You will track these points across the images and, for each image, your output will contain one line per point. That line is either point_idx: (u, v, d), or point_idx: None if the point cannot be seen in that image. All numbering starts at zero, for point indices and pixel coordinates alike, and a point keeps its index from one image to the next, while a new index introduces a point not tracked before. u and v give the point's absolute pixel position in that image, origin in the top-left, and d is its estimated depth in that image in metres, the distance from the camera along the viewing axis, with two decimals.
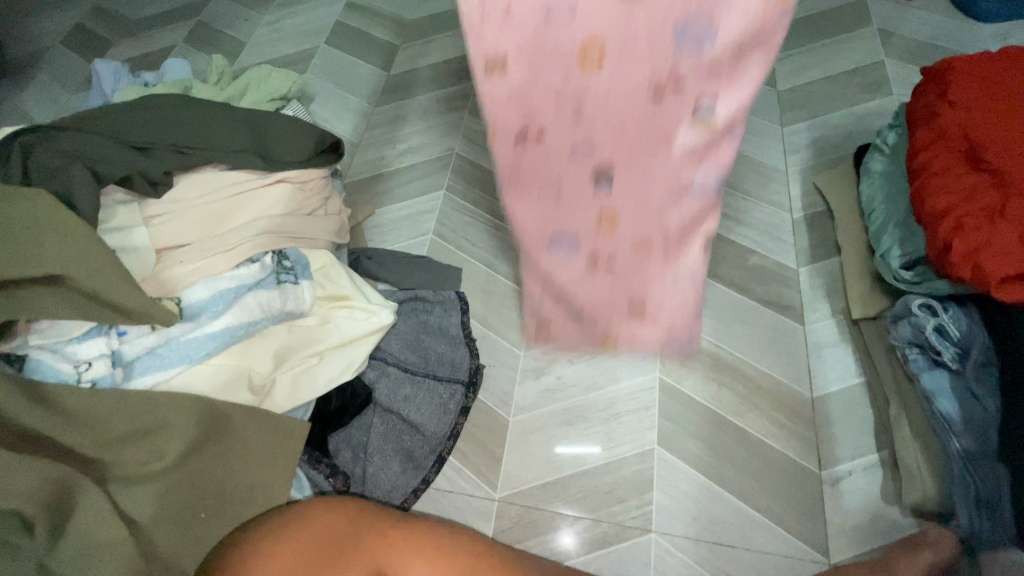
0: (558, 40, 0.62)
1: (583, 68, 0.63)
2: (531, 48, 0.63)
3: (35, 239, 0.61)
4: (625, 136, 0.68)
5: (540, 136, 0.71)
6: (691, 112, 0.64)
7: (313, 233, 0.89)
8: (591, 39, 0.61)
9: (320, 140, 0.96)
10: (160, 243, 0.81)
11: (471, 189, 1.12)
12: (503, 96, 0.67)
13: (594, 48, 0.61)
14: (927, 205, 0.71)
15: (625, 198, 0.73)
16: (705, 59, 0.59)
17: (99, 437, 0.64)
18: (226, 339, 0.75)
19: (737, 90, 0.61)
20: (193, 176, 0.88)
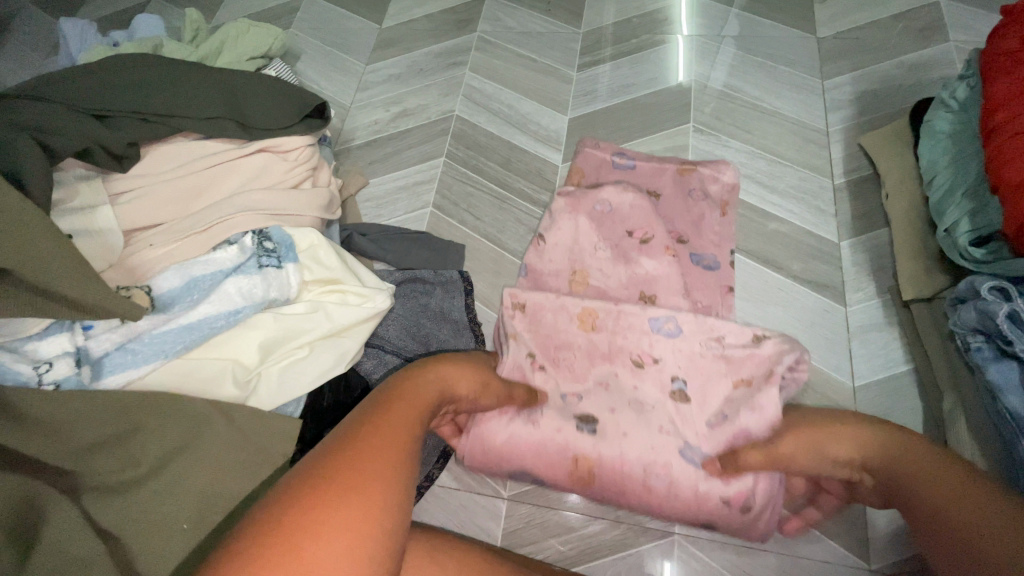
0: (540, 370, 0.78)
1: (609, 362, 0.78)
2: (540, 376, 0.78)
3: None
4: (625, 423, 0.73)
5: (563, 436, 0.73)
6: (653, 386, 0.75)
7: (299, 209, 0.80)
8: (586, 459, 0.72)
9: (303, 103, 0.86)
10: (127, 224, 0.73)
11: (474, 156, 1.02)
12: (528, 374, 0.78)
13: (565, 391, 0.77)
14: (1005, 171, 0.61)
15: (659, 473, 0.71)
16: (606, 408, 0.75)
17: (67, 446, 0.57)
18: (205, 332, 0.68)
19: (752, 417, 0.70)
20: (163, 148, 0.80)
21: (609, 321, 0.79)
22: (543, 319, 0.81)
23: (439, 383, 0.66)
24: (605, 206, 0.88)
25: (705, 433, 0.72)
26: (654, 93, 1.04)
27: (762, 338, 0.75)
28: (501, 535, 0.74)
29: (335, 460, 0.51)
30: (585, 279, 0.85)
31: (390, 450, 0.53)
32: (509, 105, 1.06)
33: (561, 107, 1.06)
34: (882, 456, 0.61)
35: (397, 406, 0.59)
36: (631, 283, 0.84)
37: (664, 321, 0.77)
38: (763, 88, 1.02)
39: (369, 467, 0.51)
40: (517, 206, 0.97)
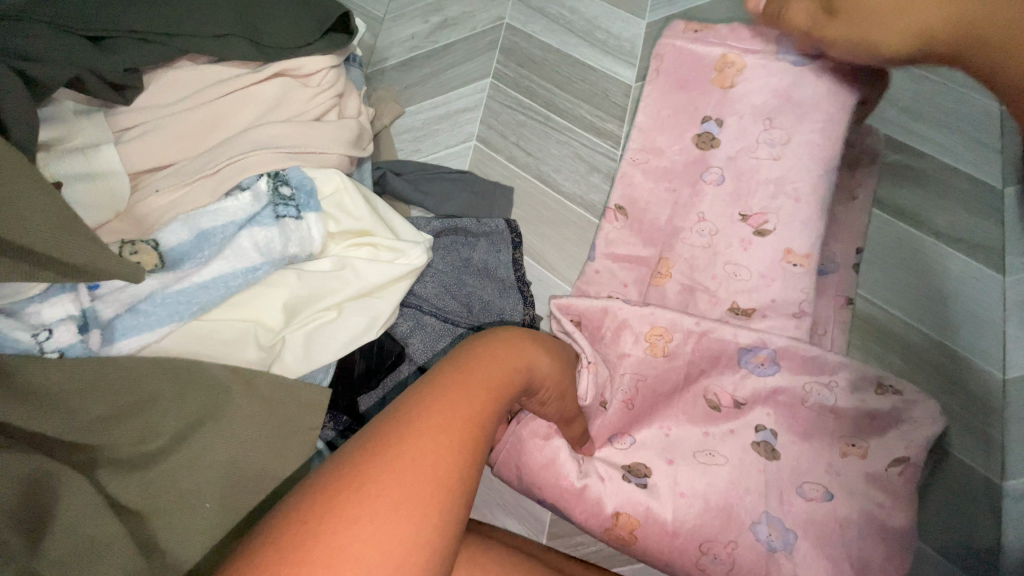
0: (604, 398, 0.67)
1: (682, 402, 0.67)
2: (602, 409, 0.67)
3: None
4: (687, 479, 0.62)
5: (606, 489, 0.63)
6: (728, 438, 0.64)
7: (321, 145, 0.69)
8: (636, 517, 0.61)
9: (323, 14, 0.72)
10: (132, 166, 0.64)
11: (528, 76, 0.85)
12: (592, 406, 0.65)
13: (619, 429, 0.67)
14: None
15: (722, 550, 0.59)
16: (666, 454, 0.64)
17: (77, 420, 0.52)
18: (222, 291, 0.61)
19: (846, 490, 0.59)
20: (168, 74, 0.69)
21: (686, 346, 0.67)
22: (610, 339, 0.70)
23: (524, 356, 0.52)
24: (699, 189, 0.75)
25: (789, 509, 0.60)
26: None
27: (887, 392, 0.62)
28: (550, 521, 0.70)
29: (386, 444, 0.39)
30: (669, 270, 0.73)
31: (451, 449, 0.41)
32: (571, 9, 0.87)
33: (639, 9, 0.85)
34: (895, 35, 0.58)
35: (468, 383, 0.46)
36: (719, 283, 0.71)
37: (757, 356, 0.66)
38: None
39: (421, 460, 0.39)
40: (578, 137, 0.81)
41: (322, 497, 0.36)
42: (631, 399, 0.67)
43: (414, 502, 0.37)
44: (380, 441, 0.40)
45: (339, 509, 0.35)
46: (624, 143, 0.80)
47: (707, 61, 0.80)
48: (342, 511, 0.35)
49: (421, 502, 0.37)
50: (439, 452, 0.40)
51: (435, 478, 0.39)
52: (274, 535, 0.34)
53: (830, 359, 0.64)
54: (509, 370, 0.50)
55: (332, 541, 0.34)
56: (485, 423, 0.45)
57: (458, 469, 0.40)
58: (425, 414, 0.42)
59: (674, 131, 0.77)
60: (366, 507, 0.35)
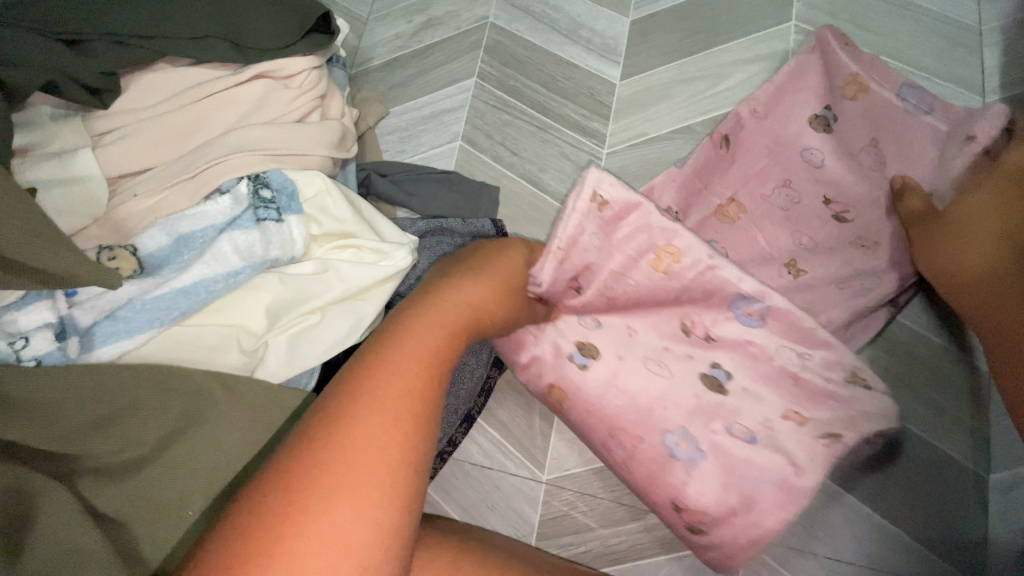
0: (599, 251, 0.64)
1: None
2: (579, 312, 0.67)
3: None
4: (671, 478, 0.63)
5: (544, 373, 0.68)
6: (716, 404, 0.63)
7: (303, 146, 0.68)
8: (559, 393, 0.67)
9: (305, 16, 0.72)
10: (110, 171, 0.63)
11: (512, 76, 0.85)
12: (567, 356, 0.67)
13: (586, 339, 0.67)
14: None
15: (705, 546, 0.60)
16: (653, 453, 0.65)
17: (54, 430, 0.52)
18: (203, 296, 0.60)
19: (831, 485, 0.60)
20: (145, 77, 0.68)
21: (692, 272, 0.62)
22: (615, 231, 0.64)
23: (469, 305, 0.53)
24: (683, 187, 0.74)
25: (710, 434, 0.61)
26: None
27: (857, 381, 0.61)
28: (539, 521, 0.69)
29: (339, 416, 0.39)
30: (736, 214, 0.72)
31: (405, 407, 0.41)
32: (556, 7, 0.87)
33: (622, 6, 0.85)
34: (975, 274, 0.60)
35: (411, 338, 0.46)
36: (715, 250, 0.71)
37: (748, 309, 0.63)
38: None
39: (367, 432, 0.38)
40: (563, 136, 0.80)
41: (281, 490, 0.36)
42: (611, 298, 0.66)
43: (377, 467, 0.37)
44: (322, 422, 0.39)
45: (302, 497, 0.35)
46: (608, 141, 0.79)
47: (691, 57, 0.80)
48: (296, 502, 0.35)
49: (385, 467, 0.38)
50: (388, 421, 0.39)
51: (387, 451, 0.38)
52: (231, 534, 0.34)
53: (823, 334, 0.61)
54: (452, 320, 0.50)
55: (293, 537, 0.34)
56: (435, 381, 0.44)
57: (416, 424, 0.41)
58: (372, 376, 0.42)
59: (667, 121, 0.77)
60: (327, 486, 0.35)
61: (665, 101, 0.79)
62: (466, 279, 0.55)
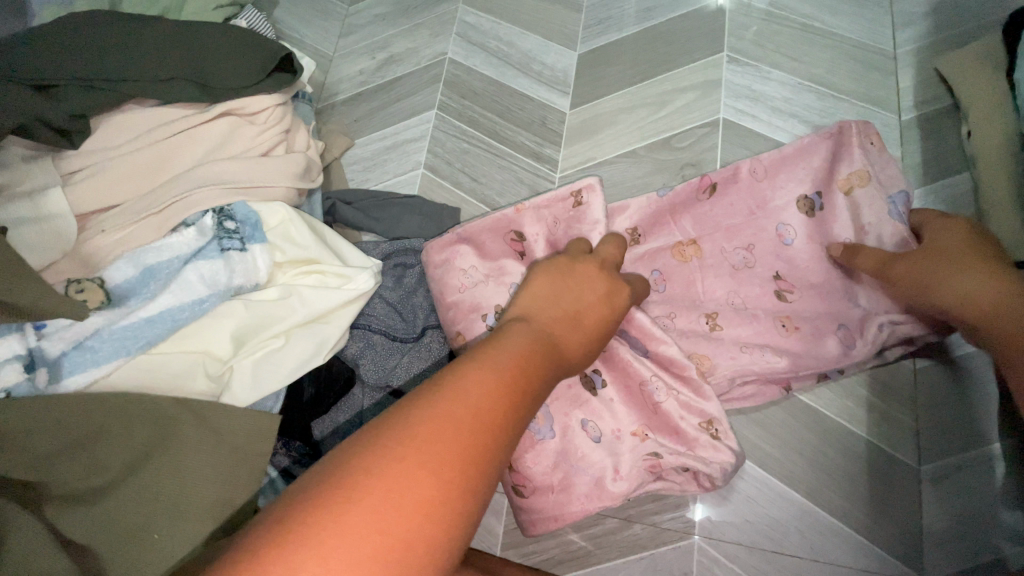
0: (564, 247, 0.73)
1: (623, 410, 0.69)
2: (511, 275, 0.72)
3: None
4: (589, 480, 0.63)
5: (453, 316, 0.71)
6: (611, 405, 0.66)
7: (267, 179, 0.72)
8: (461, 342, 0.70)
9: (268, 56, 0.76)
10: (79, 207, 0.66)
11: (469, 106, 0.89)
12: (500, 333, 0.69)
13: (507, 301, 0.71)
14: None
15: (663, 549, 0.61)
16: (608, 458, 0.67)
17: (21, 459, 0.53)
18: (169, 324, 0.62)
19: None
20: (115, 118, 0.72)
21: None
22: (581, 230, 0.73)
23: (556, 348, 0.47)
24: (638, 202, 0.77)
25: (565, 417, 0.65)
26: (679, 17, 0.88)
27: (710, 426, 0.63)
28: (502, 531, 0.70)
29: (416, 412, 0.35)
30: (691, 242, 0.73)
31: (490, 423, 0.36)
32: (509, 43, 0.92)
33: (571, 41, 0.91)
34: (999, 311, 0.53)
35: (524, 353, 0.43)
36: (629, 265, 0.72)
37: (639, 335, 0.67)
38: (815, 4, 0.85)
39: (469, 418, 0.35)
40: (517, 162, 0.85)
41: (334, 489, 0.31)
42: None
43: (446, 477, 0.32)
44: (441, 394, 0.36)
45: (355, 498, 0.30)
46: (561, 166, 0.84)
47: (634, 87, 0.85)
48: (360, 480, 0.31)
49: (451, 478, 0.32)
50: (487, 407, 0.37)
51: (478, 432, 0.35)
52: (305, 502, 0.30)
53: None
54: (548, 362, 0.44)
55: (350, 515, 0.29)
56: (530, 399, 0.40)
57: (498, 444, 0.36)
58: (478, 383, 0.38)
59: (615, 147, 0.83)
60: (383, 494, 0.30)
61: (612, 127, 0.84)
62: (568, 322, 0.50)
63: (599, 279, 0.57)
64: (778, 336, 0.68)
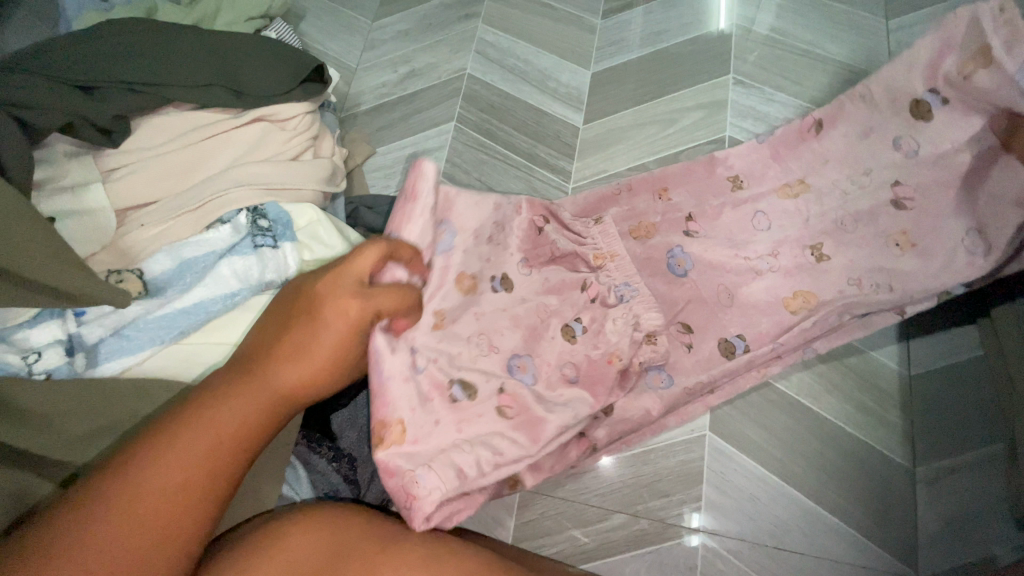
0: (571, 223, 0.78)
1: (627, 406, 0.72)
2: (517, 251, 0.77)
3: None
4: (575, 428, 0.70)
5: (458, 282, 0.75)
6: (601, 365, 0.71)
7: (296, 182, 0.75)
8: None
9: (300, 66, 0.80)
10: (118, 202, 0.69)
11: (487, 119, 0.94)
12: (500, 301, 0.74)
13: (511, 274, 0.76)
14: None
15: None
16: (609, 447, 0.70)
17: (60, 438, 0.55)
18: (201, 316, 0.65)
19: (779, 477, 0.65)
20: (154, 119, 0.75)
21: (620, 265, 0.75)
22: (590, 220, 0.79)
23: (302, 344, 0.51)
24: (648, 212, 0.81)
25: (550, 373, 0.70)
26: (688, 41, 0.93)
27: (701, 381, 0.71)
28: (513, 525, 0.72)
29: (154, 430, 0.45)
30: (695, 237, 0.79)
31: (204, 439, 0.45)
32: (526, 61, 0.97)
33: (585, 61, 0.96)
34: None
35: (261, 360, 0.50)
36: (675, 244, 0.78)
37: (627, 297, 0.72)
38: (816, 32, 0.91)
39: (208, 438, 0.45)
40: (533, 172, 0.89)
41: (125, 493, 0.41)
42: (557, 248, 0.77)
43: (152, 486, 0.42)
44: (180, 419, 0.45)
45: (123, 504, 0.41)
46: (574, 177, 0.88)
47: (644, 105, 0.90)
48: (126, 505, 0.41)
49: (150, 489, 0.42)
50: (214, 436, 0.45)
51: (224, 437, 0.45)
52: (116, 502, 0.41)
53: None
54: (286, 365, 0.50)
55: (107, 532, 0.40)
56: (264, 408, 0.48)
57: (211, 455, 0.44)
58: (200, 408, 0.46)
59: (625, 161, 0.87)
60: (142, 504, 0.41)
61: (623, 142, 0.88)
62: (311, 317, 0.52)
63: (349, 297, 0.53)
64: (781, 337, 0.71)
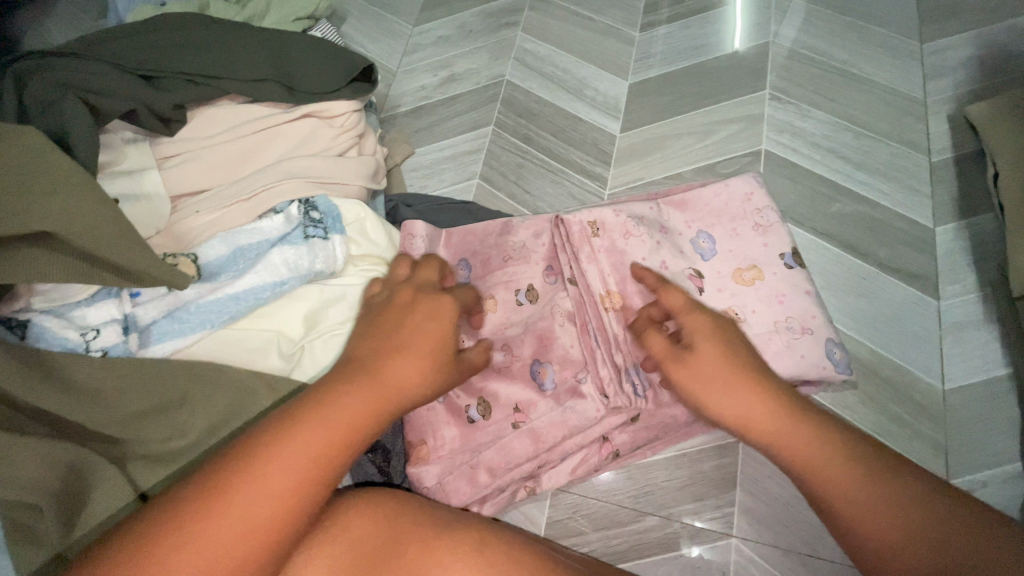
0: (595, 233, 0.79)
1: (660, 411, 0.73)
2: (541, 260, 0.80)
3: (31, 188, 0.52)
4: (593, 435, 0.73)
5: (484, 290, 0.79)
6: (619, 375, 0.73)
7: (344, 176, 0.77)
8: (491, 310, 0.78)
9: (351, 65, 0.82)
10: (174, 189, 0.71)
11: (525, 124, 0.96)
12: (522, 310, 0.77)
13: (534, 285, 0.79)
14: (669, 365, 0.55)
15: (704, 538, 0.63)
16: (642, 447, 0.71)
17: (115, 414, 0.57)
18: (251, 303, 0.67)
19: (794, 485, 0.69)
20: (209, 110, 0.77)
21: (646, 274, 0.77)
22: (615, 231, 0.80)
23: (393, 355, 0.49)
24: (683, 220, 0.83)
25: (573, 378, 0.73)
26: (724, 57, 0.95)
27: None
28: (545, 523, 0.73)
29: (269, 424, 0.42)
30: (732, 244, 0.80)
31: (318, 443, 0.41)
32: (563, 69, 1.00)
33: (621, 71, 0.98)
34: (751, 417, 0.49)
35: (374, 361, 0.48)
36: (700, 234, 0.78)
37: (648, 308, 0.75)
38: (851, 53, 0.93)
39: (317, 446, 0.41)
40: (569, 177, 0.91)
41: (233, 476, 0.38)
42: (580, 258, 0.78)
43: (262, 476, 0.38)
44: (300, 417, 0.42)
45: (229, 488, 0.38)
46: (609, 183, 0.90)
47: (679, 116, 0.92)
48: (236, 495, 0.37)
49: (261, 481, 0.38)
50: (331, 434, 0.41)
51: (333, 441, 0.41)
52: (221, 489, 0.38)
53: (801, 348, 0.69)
54: (393, 380, 0.47)
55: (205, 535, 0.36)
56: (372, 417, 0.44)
57: (321, 462, 0.41)
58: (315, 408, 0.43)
59: (661, 170, 0.89)
60: (249, 490, 0.38)
61: (658, 151, 0.90)
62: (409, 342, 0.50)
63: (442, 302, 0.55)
64: None
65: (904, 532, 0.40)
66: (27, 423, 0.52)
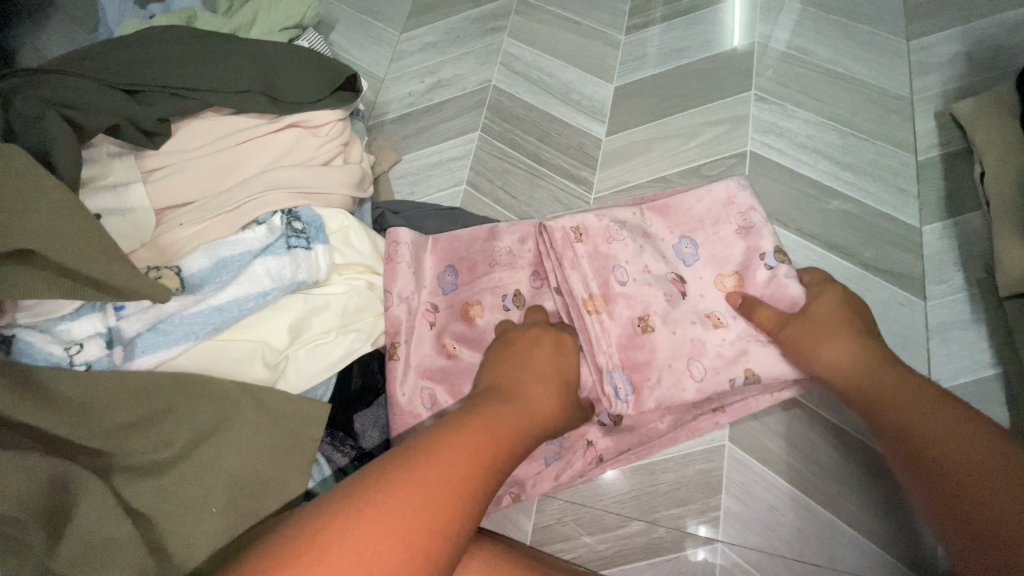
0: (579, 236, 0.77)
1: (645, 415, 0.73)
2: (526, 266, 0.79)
3: (11, 208, 0.52)
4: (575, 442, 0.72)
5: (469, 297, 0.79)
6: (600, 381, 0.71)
7: (327, 186, 0.77)
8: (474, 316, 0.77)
9: (334, 75, 0.83)
10: (158, 202, 0.72)
11: (511, 129, 0.96)
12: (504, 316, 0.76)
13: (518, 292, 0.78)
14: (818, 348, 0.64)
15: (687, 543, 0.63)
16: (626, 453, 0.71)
17: (99, 428, 0.57)
18: (234, 313, 0.67)
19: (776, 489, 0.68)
20: (193, 123, 0.78)
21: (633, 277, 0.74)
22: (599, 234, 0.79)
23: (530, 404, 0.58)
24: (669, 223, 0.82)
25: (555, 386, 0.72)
26: (711, 58, 0.95)
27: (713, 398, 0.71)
28: (531, 529, 0.73)
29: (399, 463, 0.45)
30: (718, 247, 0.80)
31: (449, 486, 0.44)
32: (550, 73, 1.00)
33: (608, 74, 0.98)
34: (863, 381, 0.60)
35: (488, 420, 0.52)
36: (682, 239, 0.77)
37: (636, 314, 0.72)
38: (839, 52, 0.92)
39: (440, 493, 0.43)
40: (555, 182, 0.91)
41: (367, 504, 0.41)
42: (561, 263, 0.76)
43: (397, 510, 0.41)
44: (421, 460, 0.45)
45: (368, 516, 0.40)
46: (595, 187, 0.90)
47: (665, 119, 0.92)
48: (369, 520, 0.40)
49: (404, 514, 0.41)
50: (467, 461, 0.46)
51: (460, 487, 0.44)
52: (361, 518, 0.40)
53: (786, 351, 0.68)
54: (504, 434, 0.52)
55: (367, 538, 0.39)
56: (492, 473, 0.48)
57: (456, 505, 0.43)
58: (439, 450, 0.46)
59: (647, 173, 0.89)
60: (381, 519, 0.40)
61: (644, 154, 0.90)
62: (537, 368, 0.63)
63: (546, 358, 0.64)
64: None
65: (981, 469, 0.48)
66: (11, 439, 0.53)
